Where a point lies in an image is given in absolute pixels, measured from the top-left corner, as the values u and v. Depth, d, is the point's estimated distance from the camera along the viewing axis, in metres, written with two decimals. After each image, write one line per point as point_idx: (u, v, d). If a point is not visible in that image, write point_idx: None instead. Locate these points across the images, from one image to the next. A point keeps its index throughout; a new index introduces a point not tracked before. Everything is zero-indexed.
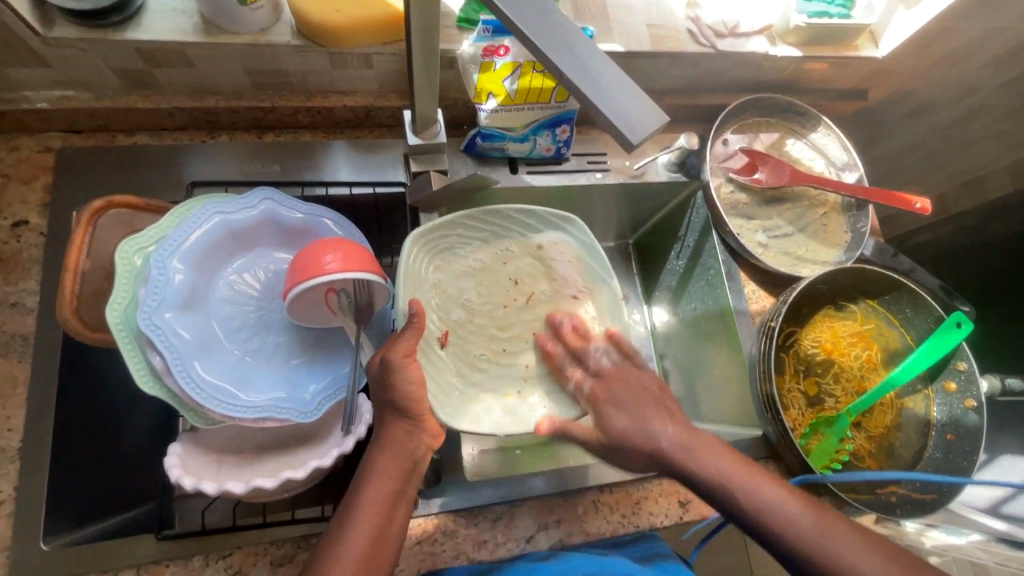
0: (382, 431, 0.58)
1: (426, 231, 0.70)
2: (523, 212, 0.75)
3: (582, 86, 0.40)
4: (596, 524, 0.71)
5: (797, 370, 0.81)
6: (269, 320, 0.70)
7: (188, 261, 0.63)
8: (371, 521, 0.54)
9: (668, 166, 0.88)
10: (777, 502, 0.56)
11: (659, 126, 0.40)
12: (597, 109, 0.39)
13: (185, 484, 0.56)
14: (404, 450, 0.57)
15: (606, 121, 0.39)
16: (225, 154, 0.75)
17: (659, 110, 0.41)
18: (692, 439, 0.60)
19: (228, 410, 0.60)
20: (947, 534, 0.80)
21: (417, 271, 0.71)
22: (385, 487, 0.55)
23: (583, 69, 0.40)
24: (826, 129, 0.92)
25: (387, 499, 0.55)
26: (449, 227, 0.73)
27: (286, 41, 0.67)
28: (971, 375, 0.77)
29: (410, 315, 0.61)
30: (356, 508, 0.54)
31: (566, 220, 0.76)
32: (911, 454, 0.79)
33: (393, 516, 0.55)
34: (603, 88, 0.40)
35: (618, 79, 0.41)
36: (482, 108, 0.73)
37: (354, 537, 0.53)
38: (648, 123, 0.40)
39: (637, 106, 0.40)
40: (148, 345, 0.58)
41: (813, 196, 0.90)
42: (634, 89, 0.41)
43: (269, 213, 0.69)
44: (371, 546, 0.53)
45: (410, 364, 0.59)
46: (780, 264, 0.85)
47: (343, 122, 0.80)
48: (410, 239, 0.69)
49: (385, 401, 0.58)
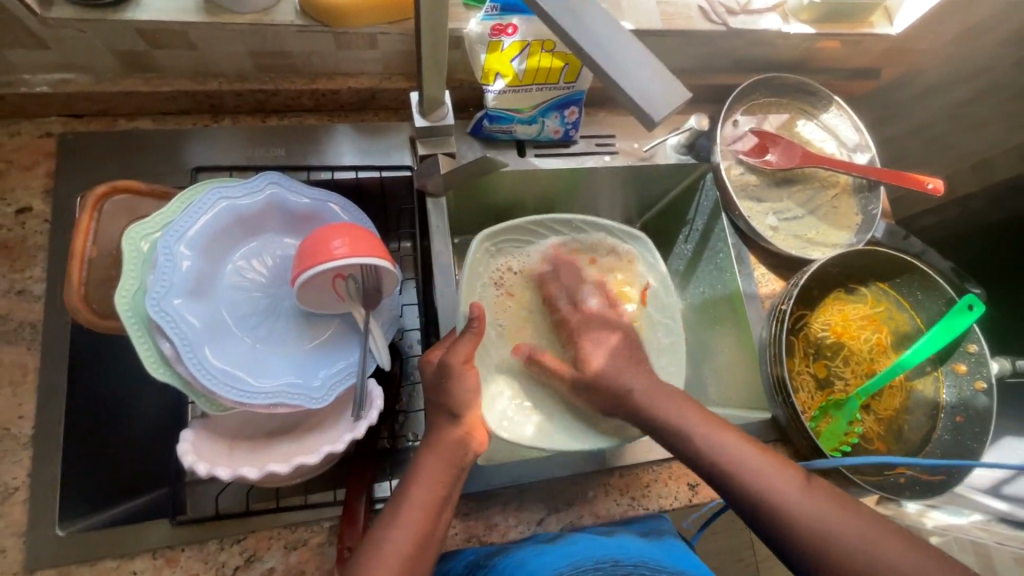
0: (435, 435, 0.59)
1: (496, 232, 0.77)
2: (587, 224, 0.82)
3: (603, 64, 0.39)
4: (606, 507, 0.71)
5: (807, 353, 0.81)
6: (277, 306, 0.69)
7: (195, 247, 0.63)
8: (415, 527, 0.53)
9: (676, 148, 0.87)
10: (712, 437, 0.60)
11: (683, 102, 0.39)
12: (618, 85, 0.38)
13: (199, 470, 0.56)
14: (456, 454, 0.58)
15: (627, 99, 0.38)
16: (230, 139, 0.74)
17: (681, 86, 0.39)
18: (657, 385, 0.64)
19: (240, 396, 0.60)
20: (948, 514, 0.79)
21: (482, 269, 0.78)
22: (432, 491, 0.56)
23: (605, 46, 0.39)
24: (838, 109, 0.90)
25: (432, 505, 0.55)
26: (517, 231, 0.79)
27: (290, 21, 0.66)
28: (982, 356, 0.77)
29: (470, 320, 0.62)
30: (401, 511, 0.54)
31: (634, 238, 0.82)
32: (920, 436, 0.79)
33: (439, 520, 0.55)
34: (624, 63, 0.39)
35: (636, 52, 0.39)
36: (489, 89, 0.72)
37: (398, 540, 0.53)
38: (671, 99, 0.38)
39: (659, 82, 0.39)
40: (158, 333, 0.57)
41: (824, 177, 0.89)
42: (657, 65, 0.39)
43: (275, 198, 0.69)
44: (413, 551, 0.52)
45: (468, 372, 0.59)
46: (790, 247, 0.84)
47: (347, 105, 0.79)
48: (479, 237, 0.76)
49: (439, 402, 0.59)
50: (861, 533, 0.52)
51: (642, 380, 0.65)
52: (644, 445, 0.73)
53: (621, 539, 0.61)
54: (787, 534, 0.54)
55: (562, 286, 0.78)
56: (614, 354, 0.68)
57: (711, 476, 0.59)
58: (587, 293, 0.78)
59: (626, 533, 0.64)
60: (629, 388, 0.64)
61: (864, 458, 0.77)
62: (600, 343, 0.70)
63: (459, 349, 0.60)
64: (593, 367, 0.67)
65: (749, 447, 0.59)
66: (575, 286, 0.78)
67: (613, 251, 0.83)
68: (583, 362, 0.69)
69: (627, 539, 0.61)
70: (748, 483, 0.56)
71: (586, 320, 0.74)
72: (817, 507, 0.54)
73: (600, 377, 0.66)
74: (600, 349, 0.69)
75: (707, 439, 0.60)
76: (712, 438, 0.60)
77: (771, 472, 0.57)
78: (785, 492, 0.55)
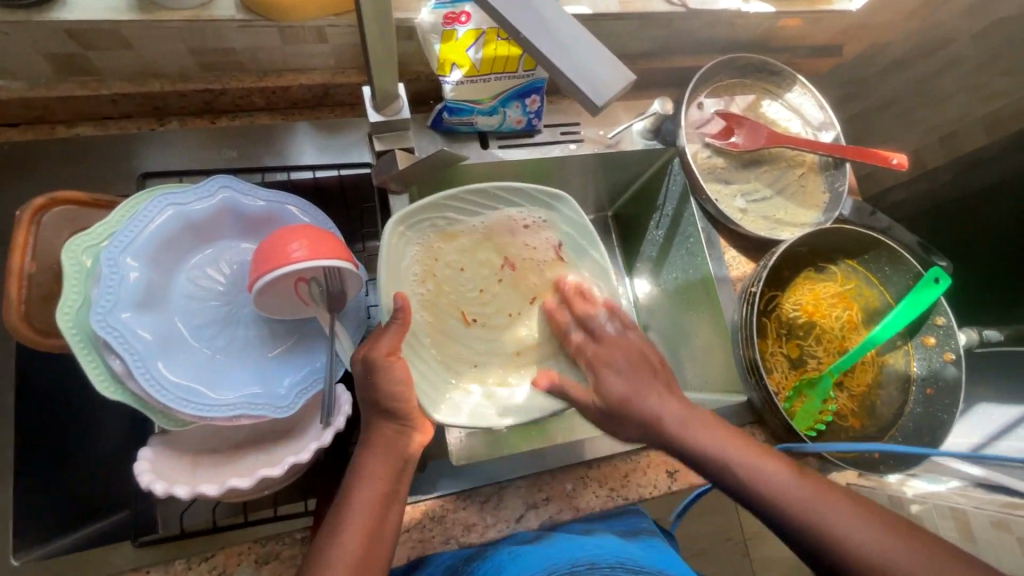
0: (376, 428, 0.57)
1: (411, 213, 0.67)
2: (503, 191, 0.72)
3: (544, 47, 0.37)
4: (585, 499, 0.71)
5: (780, 334, 0.81)
6: (237, 314, 0.67)
7: (143, 257, 0.60)
8: (363, 528, 0.52)
9: (643, 134, 0.86)
10: (769, 472, 0.56)
11: (627, 86, 0.37)
12: (560, 69, 0.37)
13: (156, 489, 0.54)
14: (397, 446, 0.57)
15: (569, 82, 0.36)
16: (178, 143, 0.71)
17: (625, 68, 0.38)
18: (692, 414, 0.60)
19: (199, 410, 0.58)
20: (927, 483, 0.82)
21: (403, 259, 0.68)
22: (375, 489, 0.54)
23: (545, 29, 0.37)
24: (802, 88, 0.90)
25: (376, 503, 0.54)
26: (433, 208, 0.69)
27: (230, 16, 0.61)
28: (950, 329, 0.77)
29: (396, 311, 0.60)
30: (344, 515, 0.53)
31: (555, 200, 0.73)
32: (892, 410, 0.79)
33: (387, 517, 0.54)
34: (566, 46, 0.37)
35: (577, 34, 0.38)
36: (446, 80, 0.69)
37: (346, 544, 0.51)
38: (614, 82, 0.37)
39: (603, 65, 0.37)
40: (107, 349, 0.55)
41: (791, 156, 0.89)
42: (599, 47, 0.38)
43: (228, 202, 0.66)
44: (363, 552, 0.51)
45: (395, 364, 0.57)
46: (760, 228, 0.84)
47: (300, 102, 0.76)
48: (393, 224, 0.65)
49: (371, 402, 0.57)
50: (859, 526, 0.52)
51: (675, 408, 0.59)
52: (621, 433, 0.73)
53: (602, 539, 0.60)
54: (791, 531, 0.54)
55: (572, 317, 0.69)
56: (630, 376, 0.61)
57: (775, 520, 0.55)
58: (601, 321, 0.67)
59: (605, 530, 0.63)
60: (659, 414, 0.59)
61: (839, 435, 0.78)
62: (625, 372, 0.61)
63: (380, 340, 0.58)
64: (613, 396, 0.60)
65: (743, 444, 0.58)
66: (587, 314, 0.68)
67: (531, 211, 0.74)
68: (599, 386, 0.61)
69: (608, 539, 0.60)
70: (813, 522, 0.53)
71: (608, 346, 0.64)
72: (816, 500, 0.54)
73: (621, 405, 0.59)
74: (624, 373, 0.61)
75: (699, 438, 0.58)
76: (702, 436, 0.58)
77: (765, 467, 0.56)
78: (783, 487, 0.55)
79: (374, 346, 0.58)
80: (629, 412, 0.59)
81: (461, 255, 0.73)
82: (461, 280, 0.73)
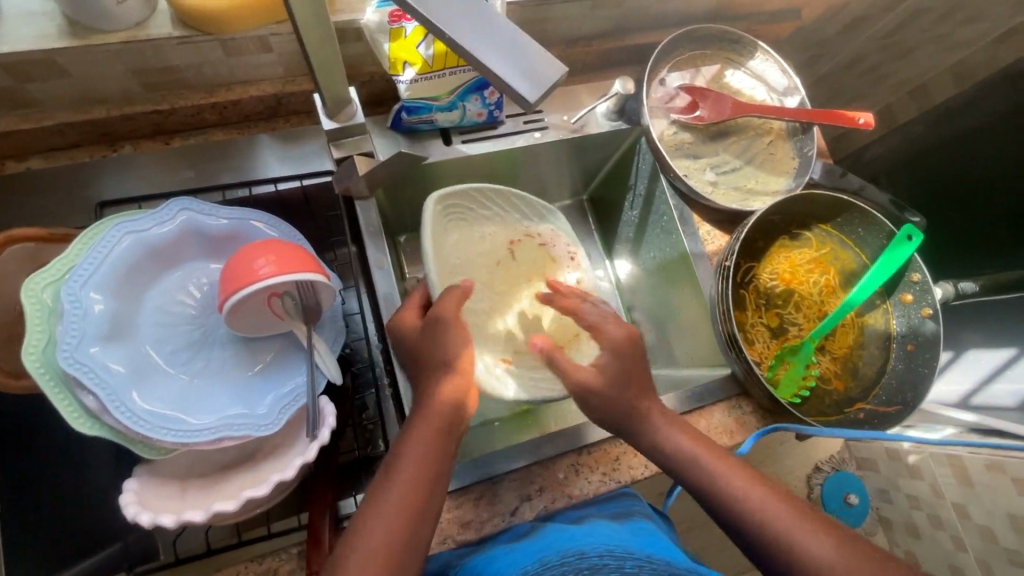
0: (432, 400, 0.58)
1: (449, 195, 0.75)
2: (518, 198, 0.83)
3: (469, 45, 0.36)
4: (578, 486, 0.71)
5: (759, 305, 0.81)
6: (211, 335, 0.67)
7: (106, 289, 0.59)
8: (417, 481, 0.53)
9: (607, 116, 0.86)
10: (724, 471, 0.59)
11: (560, 75, 0.37)
12: (490, 67, 0.36)
13: (142, 520, 0.54)
14: (451, 420, 0.57)
15: (498, 78, 0.36)
16: (132, 168, 0.70)
17: (556, 57, 0.37)
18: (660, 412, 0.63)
19: (180, 437, 0.57)
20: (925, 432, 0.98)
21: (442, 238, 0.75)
22: (428, 444, 0.55)
23: (471, 26, 0.36)
24: (763, 54, 0.89)
25: (429, 459, 0.54)
26: (466, 198, 0.78)
27: (168, 33, 0.59)
28: (926, 285, 0.77)
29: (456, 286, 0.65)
30: (399, 465, 0.54)
31: (549, 211, 0.85)
32: (875, 369, 0.80)
33: (440, 474, 0.55)
34: (495, 43, 0.36)
35: (502, 27, 0.37)
36: (400, 79, 0.68)
37: (397, 494, 0.52)
38: (545, 73, 0.36)
39: (535, 59, 0.36)
40: (79, 386, 0.54)
41: (758, 125, 0.88)
42: (527, 41, 0.37)
43: (189, 224, 0.66)
44: (409, 518, 0.51)
45: (460, 325, 0.62)
46: (732, 201, 0.84)
47: (254, 115, 0.74)
48: (434, 196, 0.72)
49: (436, 357, 0.60)
50: (819, 548, 0.52)
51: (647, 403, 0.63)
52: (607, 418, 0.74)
53: (593, 529, 0.60)
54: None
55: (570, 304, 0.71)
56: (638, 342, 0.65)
57: (722, 515, 0.57)
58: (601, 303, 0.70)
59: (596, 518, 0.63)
60: (639, 408, 0.62)
61: (825, 399, 0.78)
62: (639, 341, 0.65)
63: (443, 303, 0.62)
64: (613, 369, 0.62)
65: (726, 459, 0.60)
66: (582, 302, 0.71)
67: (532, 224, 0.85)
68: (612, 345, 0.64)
69: (605, 527, 0.61)
70: (757, 518, 0.55)
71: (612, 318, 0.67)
72: (785, 512, 0.55)
73: (614, 398, 0.62)
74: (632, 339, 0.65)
75: (687, 451, 0.61)
76: (687, 449, 0.61)
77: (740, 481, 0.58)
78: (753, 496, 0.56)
79: (438, 308, 0.62)
80: (621, 413, 0.62)
81: (485, 250, 0.81)
82: (489, 274, 0.81)
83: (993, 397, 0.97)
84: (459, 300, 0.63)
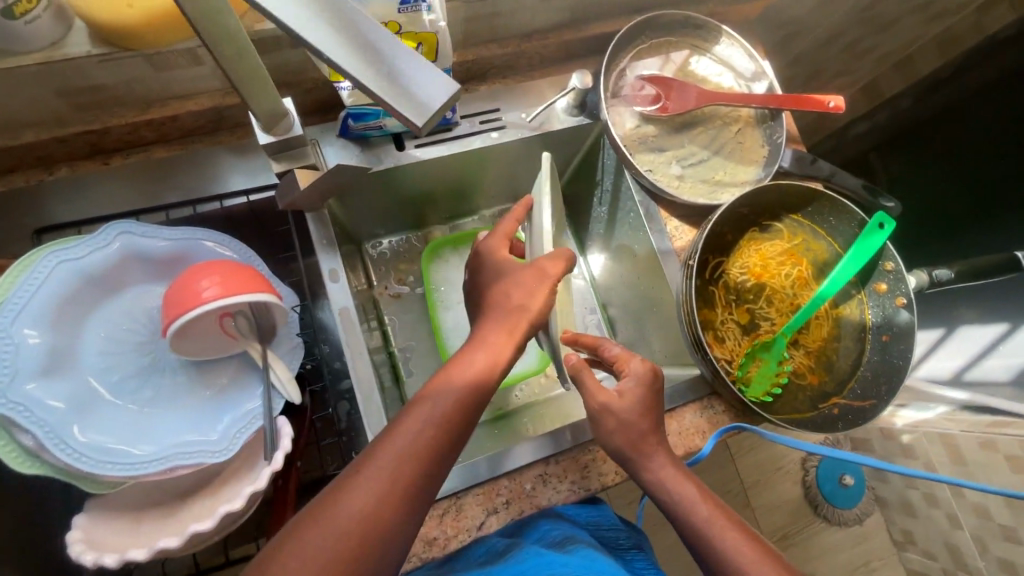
0: (460, 370, 0.54)
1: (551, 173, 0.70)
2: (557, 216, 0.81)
3: (355, 71, 0.35)
4: (546, 496, 0.70)
5: (728, 301, 0.80)
6: (160, 361, 0.65)
7: (41, 322, 0.57)
8: (450, 411, 0.52)
9: (567, 111, 0.83)
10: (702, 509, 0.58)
11: (454, 95, 0.36)
12: (377, 94, 0.35)
13: (86, 560, 0.53)
14: (476, 394, 0.54)
15: (388, 105, 0.35)
16: (69, 192, 0.68)
17: (447, 76, 0.36)
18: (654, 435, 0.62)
19: (126, 470, 0.56)
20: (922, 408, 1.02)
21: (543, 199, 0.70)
22: (471, 379, 0.54)
23: (357, 49, 0.35)
24: (728, 39, 0.85)
25: (471, 392, 0.53)
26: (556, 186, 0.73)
27: (86, 52, 0.56)
28: (899, 274, 0.74)
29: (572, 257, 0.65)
30: (441, 388, 0.53)
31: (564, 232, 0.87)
32: (850, 363, 0.78)
33: (473, 414, 0.53)
34: (382, 67, 0.35)
35: (391, 45, 0.36)
36: (341, 87, 0.66)
37: (429, 417, 0.51)
38: (435, 94, 0.35)
39: (425, 79, 0.36)
40: (15, 425, 0.53)
41: (725, 113, 0.85)
42: (416, 58, 0.36)
43: (129, 247, 0.64)
44: (432, 449, 0.50)
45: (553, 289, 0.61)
46: (699, 195, 0.81)
47: (195, 129, 0.72)
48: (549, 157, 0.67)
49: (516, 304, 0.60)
50: None
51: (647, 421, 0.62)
52: (573, 425, 0.72)
53: (575, 556, 0.56)
54: None
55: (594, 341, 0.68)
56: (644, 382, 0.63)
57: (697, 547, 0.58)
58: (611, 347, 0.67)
59: (573, 543, 0.59)
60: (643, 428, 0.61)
61: (798, 395, 0.77)
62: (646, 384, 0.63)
63: (557, 261, 0.62)
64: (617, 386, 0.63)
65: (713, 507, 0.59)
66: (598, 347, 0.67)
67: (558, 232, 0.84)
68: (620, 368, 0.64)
69: (589, 552, 0.58)
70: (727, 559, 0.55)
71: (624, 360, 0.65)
72: (757, 567, 0.54)
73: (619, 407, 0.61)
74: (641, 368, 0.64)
75: (677, 493, 0.60)
76: (677, 492, 0.60)
77: (721, 531, 0.57)
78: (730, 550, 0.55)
79: (549, 263, 0.62)
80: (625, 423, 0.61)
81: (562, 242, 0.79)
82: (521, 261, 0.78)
83: (987, 373, 0.97)
84: (568, 262, 0.63)
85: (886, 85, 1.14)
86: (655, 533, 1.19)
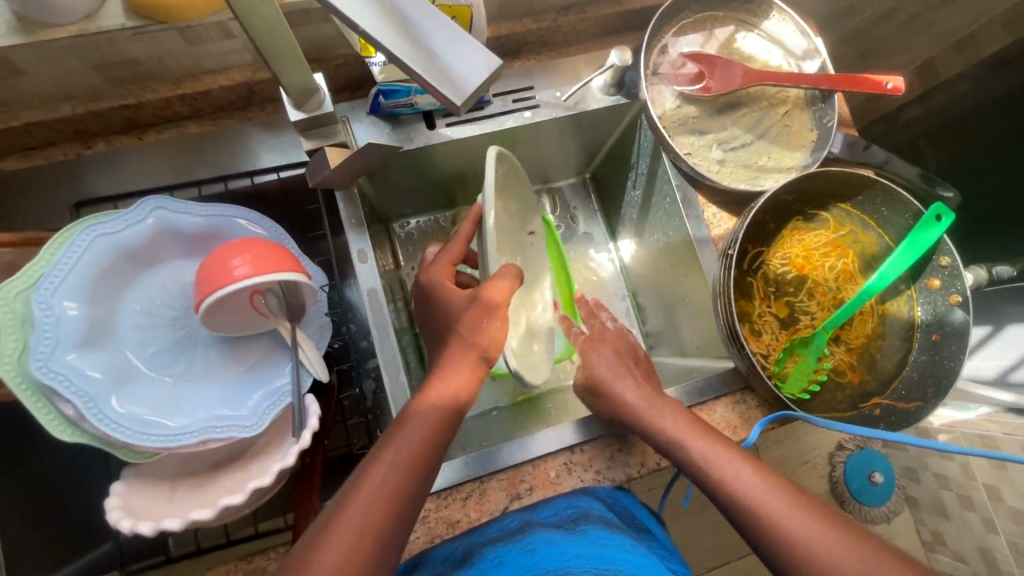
0: (424, 407, 0.57)
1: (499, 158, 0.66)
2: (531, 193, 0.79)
3: (384, 36, 0.34)
4: (570, 484, 0.69)
5: (767, 293, 0.77)
6: (193, 337, 0.66)
7: (77, 295, 0.58)
8: (424, 437, 0.55)
9: (604, 90, 0.79)
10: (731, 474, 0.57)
11: (494, 71, 0.34)
12: (409, 64, 0.33)
13: (123, 527, 0.54)
14: (438, 429, 0.56)
15: (421, 79, 0.33)
16: (105, 166, 0.68)
17: (490, 52, 0.34)
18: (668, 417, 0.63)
19: (162, 442, 0.57)
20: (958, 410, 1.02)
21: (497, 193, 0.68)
22: (438, 409, 0.57)
23: (397, 20, 0.34)
24: (780, 13, 0.80)
25: (440, 419, 0.57)
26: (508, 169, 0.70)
27: (119, 25, 0.56)
28: (956, 269, 0.70)
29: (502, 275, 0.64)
30: (412, 418, 0.56)
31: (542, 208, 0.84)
32: (894, 362, 0.74)
33: (443, 437, 0.56)
34: (416, 36, 0.34)
35: (430, 18, 0.34)
36: (372, 62, 0.67)
37: (407, 439, 0.54)
38: (473, 69, 0.33)
39: (464, 54, 0.34)
40: (56, 395, 0.54)
41: (772, 94, 0.80)
42: (458, 32, 0.34)
43: (163, 223, 0.64)
44: (407, 474, 0.52)
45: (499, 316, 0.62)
46: (739, 180, 0.77)
47: (226, 105, 0.72)
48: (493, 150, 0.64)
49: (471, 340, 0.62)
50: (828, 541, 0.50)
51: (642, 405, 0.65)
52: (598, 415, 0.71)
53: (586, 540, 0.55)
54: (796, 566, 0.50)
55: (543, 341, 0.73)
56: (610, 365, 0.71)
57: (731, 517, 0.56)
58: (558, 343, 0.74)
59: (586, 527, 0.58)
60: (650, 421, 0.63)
61: (836, 394, 0.73)
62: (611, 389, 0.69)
63: (496, 286, 0.61)
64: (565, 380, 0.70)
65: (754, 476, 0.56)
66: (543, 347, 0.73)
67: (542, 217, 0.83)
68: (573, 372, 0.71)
69: (601, 535, 0.56)
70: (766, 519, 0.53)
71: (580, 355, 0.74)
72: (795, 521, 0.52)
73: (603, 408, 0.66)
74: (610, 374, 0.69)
75: (705, 464, 0.58)
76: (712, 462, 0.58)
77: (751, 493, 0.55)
78: (779, 526, 0.52)
79: (488, 290, 0.61)
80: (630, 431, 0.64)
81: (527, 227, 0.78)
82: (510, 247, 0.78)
83: None
84: (509, 283, 0.62)
85: (943, 66, 1.06)
86: (674, 520, 1.17)
